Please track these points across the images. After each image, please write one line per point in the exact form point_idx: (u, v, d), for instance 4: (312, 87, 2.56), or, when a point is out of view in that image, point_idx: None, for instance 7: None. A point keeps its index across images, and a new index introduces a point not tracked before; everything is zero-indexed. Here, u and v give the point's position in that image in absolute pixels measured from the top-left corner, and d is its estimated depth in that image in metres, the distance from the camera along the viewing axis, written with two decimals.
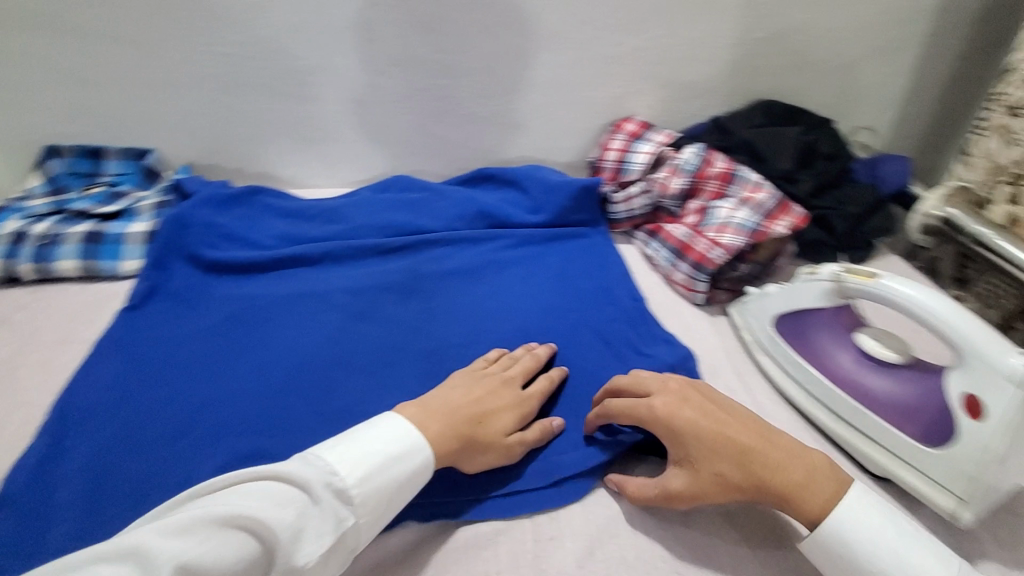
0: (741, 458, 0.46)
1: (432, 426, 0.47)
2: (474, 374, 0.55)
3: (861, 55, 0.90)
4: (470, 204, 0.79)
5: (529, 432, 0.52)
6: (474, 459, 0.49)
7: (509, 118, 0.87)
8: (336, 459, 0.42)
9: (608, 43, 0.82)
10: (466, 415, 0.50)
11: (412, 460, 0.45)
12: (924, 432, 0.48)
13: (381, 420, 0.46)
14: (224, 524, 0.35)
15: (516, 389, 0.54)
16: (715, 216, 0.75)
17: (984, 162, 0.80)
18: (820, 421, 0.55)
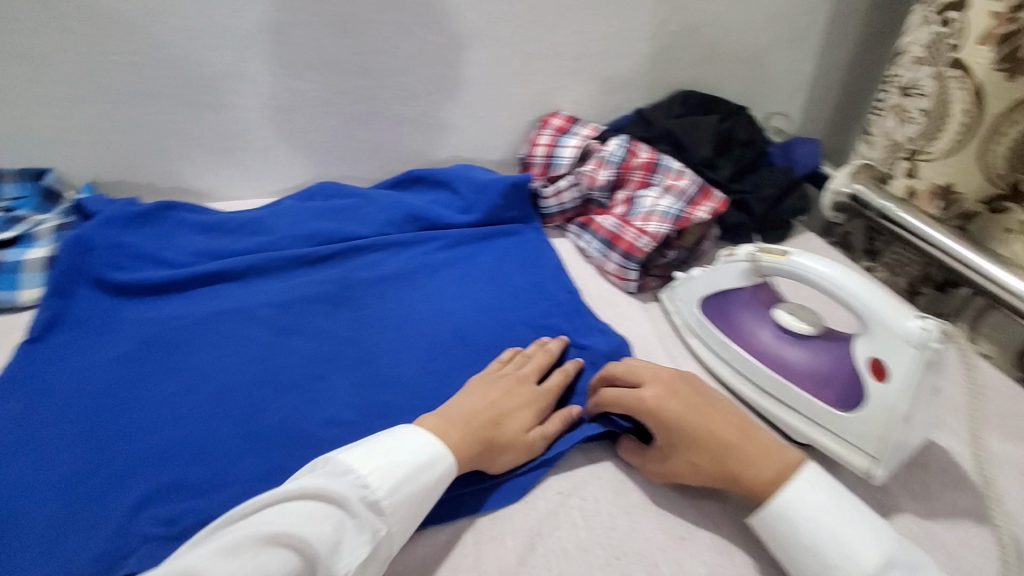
0: (716, 450, 0.48)
1: (451, 433, 0.48)
2: (489, 378, 0.56)
3: (769, 45, 0.95)
4: (400, 208, 0.78)
5: (551, 425, 0.53)
6: (498, 458, 0.50)
7: (436, 119, 0.86)
8: (366, 471, 0.42)
9: (530, 40, 0.83)
10: (484, 418, 0.50)
11: (437, 467, 0.45)
12: (838, 397, 0.51)
13: (404, 431, 0.46)
14: (268, 542, 0.36)
15: (532, 386, 0.55)
16: (641, 205, 0.77)
17: (884, 140, 0.85)
18: (747, 395, 0.57)
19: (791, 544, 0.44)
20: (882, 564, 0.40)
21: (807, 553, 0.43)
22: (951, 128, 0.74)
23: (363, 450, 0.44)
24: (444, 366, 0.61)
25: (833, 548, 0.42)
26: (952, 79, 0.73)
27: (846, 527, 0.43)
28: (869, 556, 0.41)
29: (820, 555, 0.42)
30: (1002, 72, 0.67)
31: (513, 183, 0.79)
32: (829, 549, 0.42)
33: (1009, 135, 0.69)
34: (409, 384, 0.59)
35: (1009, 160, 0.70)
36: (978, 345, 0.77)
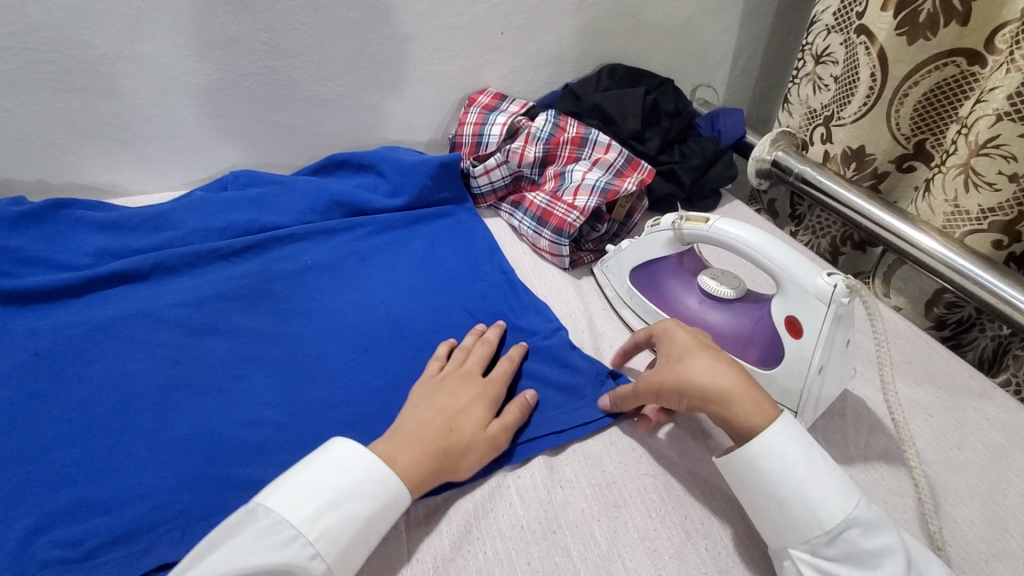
0: (719, 355, 0.50)
1: (401, 457, 0.46)
2: (433, 383, 0.54)
3: (692, 15, 0.95)
4: (322, 194, 0.75)
5: (508, 415, 0.52)
6: (459, 465, 0.48)
7: (357, 99, 0.83)
8: (316, 537, 0.40)
9: (451, 12, 0.80)
10: (434, 429, 0.48)
11: (389, 511, 0.44)
12: (760, 357, 0.53)
13: (355, 470, 0.43)
14: None
15: (479, 381, 0.54)
16: (570, 180, 0.76)
17: (801, 108, 0.88)
18: None
19: (768, 487, 0.44)
20: (845, 521, 0.41)
21: (772, 507, 0.43)
22: (860, 92, 0.77)
23: (305, 505, 0.41)
24: (375, 356, 0.59)
25: (798, 501, 0.42)
26: (859, 44, 0.75)
27: (814, 484, 0.42)
28: (834, 512, 0.41)
29: (784, 507, 0.43)
30: (902, 36, 0.71)
31: (440, 164, 0.77)
32: (797, 506, 0.42)
33: (910, 98, 0.74)
34: (339, 377, 0.57)
35: (913, 122, 0.76)
36: (892, 298, 0.82)
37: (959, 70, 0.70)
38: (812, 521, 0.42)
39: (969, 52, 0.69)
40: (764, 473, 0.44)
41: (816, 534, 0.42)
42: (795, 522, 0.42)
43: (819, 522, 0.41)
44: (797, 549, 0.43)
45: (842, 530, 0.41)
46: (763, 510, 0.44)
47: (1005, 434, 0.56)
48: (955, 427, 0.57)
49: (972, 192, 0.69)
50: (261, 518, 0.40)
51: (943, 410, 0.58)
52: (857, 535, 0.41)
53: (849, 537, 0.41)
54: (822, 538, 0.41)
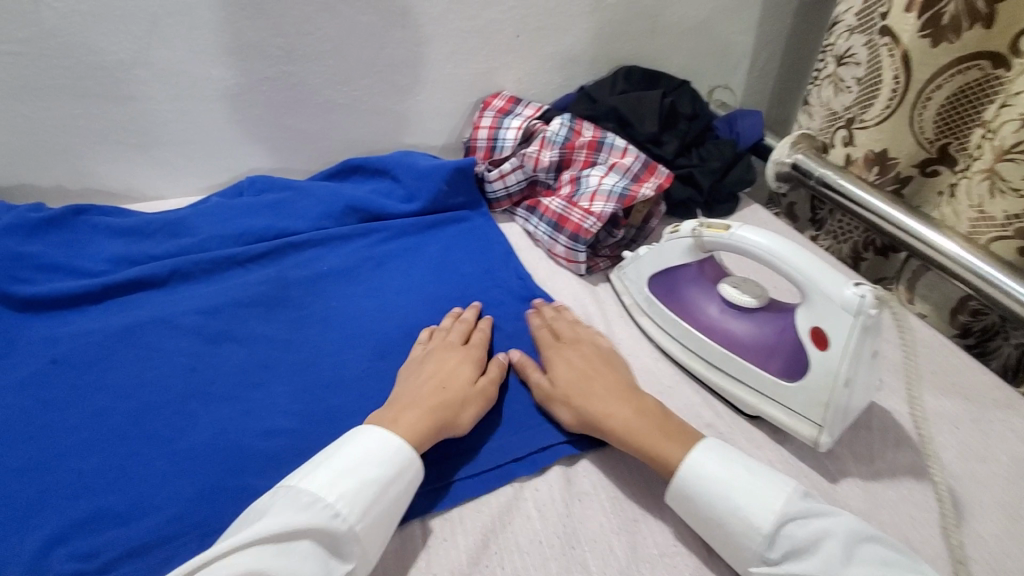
0: (588, 391, 0.52)
1: (403, 417, 0.48)
2: (418, 357, 0.57)
3: (710, 16, 0.94)
4: (336, 199, 0.75)
5: (493, 372, 0.55)
6: (460, 416, 0.50)
7: (372, 104, 0.83)
8: (335, 498, 0.41)
9: (466, 16, 0.79)
10: (429, 389, 0.51)
11: (404, 475, 0.44)
12: (784, 368, 0.51)
13: (365, 437, 0.45)
14: None
15: (462, 348, 0.57)
16: (586, 185, 0.76)
17: (822, 110, 0.87)
18: (698, 371, 0.57)
19: (703, 498, 0.45)
20: (777, 518, 0.42)
21: (710, 521, 0.45)
22: (883, 94, 0.75)
23: (324, 475, 0.42)
24: (391, 364, 0.59)
25: (731, 511, 0.43)
26: (882, 46, 0.73)
27: (738, 488, 0.44)
28: (764, 514, 0.42)
29: (724, 523, 0.44)
30: (926, 38, 0.69)
31: (455, 169, 0.77)
32: (729, 515, 0.43)
33: (933, 102, 0.72)
34: (355, 385, 0.56)
35: (937, 127, 0.74)
36: (916, 305, 0.80)
37: (982, 74, 0.69)
38: (750, 530, 0.43)
39: (991, 55, 0.67)
40: (700, 497, 0.45)
41: (757, 541, 0.42)
42: (736, 533, 0.43)
43: (754, 527, 0.42)
44: (754, 567, 0.43)
45: (781, 530, 0.42)
46: (713, 523, 0.44)
47: None
48: (985, 440, 0.55)
49: (997, 198, 0.67)
50: (284, 491, 0.41)
51: (970, 422, 0.56)
52: (795, 530, 0.42)
53: (788, 533, 0.42)
54: (764, 544, 0.42)
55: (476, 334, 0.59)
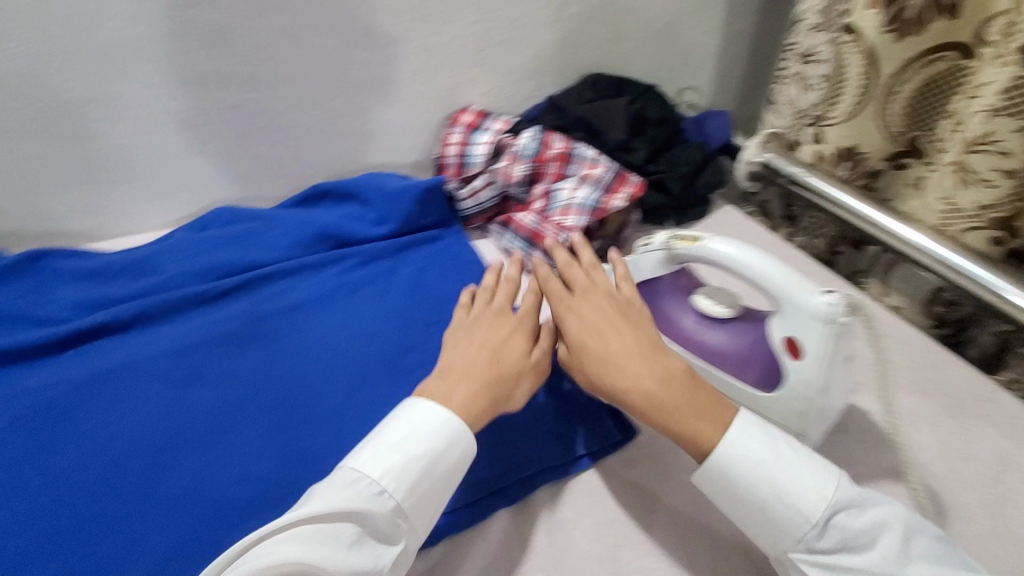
0: (606, 356, 0.51)
1: (456, 396, 0.49)
2: (467, 325, 0.57)
3: (673, 20, 0.94)
4: (307, 226, 0.74)
5: (545, 340, 0.55)
6: (513, 392, 0.51)
7: (338, 126, 0.82)
8: (381, 476, 0.43)
9: (429, 32, 0.79)
10: (482, 364, 0.52)
11: (451, 451, 0.46)
12: (760, 378, 0.52)
13: (412, 413, 0.47)
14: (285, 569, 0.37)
15: (511, 316, 0.56)
16: (558, 199, 0.76)
17: (789, 108, 0.85)
18: None
19: (751, 484, 0.44)
20: (830, 506, 0.43)
21: (756, 510, 0.44)
22: (850, 91, 0.75)
23: (372, 454, 0.44)
24: (371, 394, 0.58)
25: (782, 501, 0.43)
26: (846, 44, 0.73)
27: (791, 476, 0.44)
28: (817, 502, 0.43)
29: (768, 511, 0.44)
30: (891, 33, 0.68)
31: (425, 189, 0.77)
32: (779, 502, 0.43)
33: (900, 95, 0.71)
34: (334, 419, 0.55)
35: (906, 120, 0.73)
36: (890, 297, 0.81)
37: (949, 64, 0.67)
38: (802, 517, 0.43)
39: (960, 46, 0.66)
40: (740, 484, 0.45)
41: (807, 529, 0.42)
42: (782, 519, 0.43)
43: (806, 515, 0.43)
44: (795, 553, 0.43)
45: (831, 518, 0.43)
46: (758, 514, 0.44)
47: (1012, 441, 0.55)
48: (962, 435, 0.55)
49: (968, 189, 0.66)
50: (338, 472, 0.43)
51: (947, 417, 0.57)
52: (844, 519, 0.43)
53: (838, 522, 0.42)
54: (813, 532, 0.42)
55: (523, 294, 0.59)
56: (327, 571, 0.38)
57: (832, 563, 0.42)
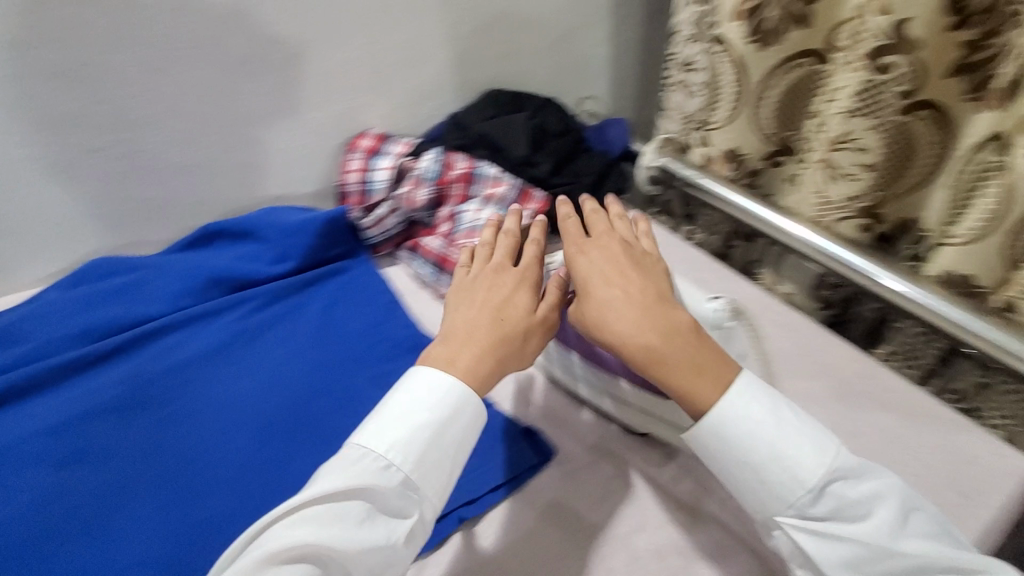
0: (610, 303, 0.50)
1: (461, 361, 0.50)
2: (468, 283, 0.57)
3: (563, 34, 0.97)
4: (197, 272, 0.71)
5: (549, 294, 0.56)
6: (520, 349, 0.53)
7: (226, 161, 0.77)
8: (385, 450, 0.45)
9: (316, 58, 0.76)
10: (486, 324, 0.52)
11: (458, 417, 0.47)
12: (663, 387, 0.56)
13: (418, 384, 0.48)
14: (294, 550, 0.39)
15: (513, 271, 0.57)
16: (463, 221, 0.77)
17: (677, 114, 0.89)
18: (593, 398, 0.62)
19: (748, 446, 0.45)
20: (826, 475, 0.43)
21: (751, 475, 0.45)
22: (726, 98, 0.79)
23: (378, 430, 0.46)
24: (273, 453, 0.57)
25: (780, 466, 0.44)
26: (719, 54, 0.77)
27: (792, 443, 0.45)
28: (815, 470, 0.43)
29: (765, 476, 0.44)
30: (756, 43, 0.72)
31: (326, 221, 0.75)
32: (776, 466, 0.44)
33: (767, 100, 0.77)
34: (233, 484, 0.54)
35: (775, 122, 0.79)
36: (782, 285, 0.87)
37: (806, 70, 0.74)
38: (797, 483, 0.43)
39: (812, 53, 0.72)
40: (740, 447, 0.45)
41: (802, 494, 0.43)
42: (777, 483, 0.44)
43: (802, 481, 0.43)
44: (785, 517, 0.44)
45: (827, 486, 0.43)
46: (749, 479, 0.45)
47: (896, 416, 0.59)
48: (849, 414, 0.60)
49: (836, 183, 0.69)
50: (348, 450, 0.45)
51: (835, 398, 0.61)
52: (841, 488, 0.43)
53: (835, 489, 0.43)
54: (807, 497, 0.43)
55: (525, 249, 0.60)
56: (337, 548, 0.40)
57: (821, 529, 0.43)
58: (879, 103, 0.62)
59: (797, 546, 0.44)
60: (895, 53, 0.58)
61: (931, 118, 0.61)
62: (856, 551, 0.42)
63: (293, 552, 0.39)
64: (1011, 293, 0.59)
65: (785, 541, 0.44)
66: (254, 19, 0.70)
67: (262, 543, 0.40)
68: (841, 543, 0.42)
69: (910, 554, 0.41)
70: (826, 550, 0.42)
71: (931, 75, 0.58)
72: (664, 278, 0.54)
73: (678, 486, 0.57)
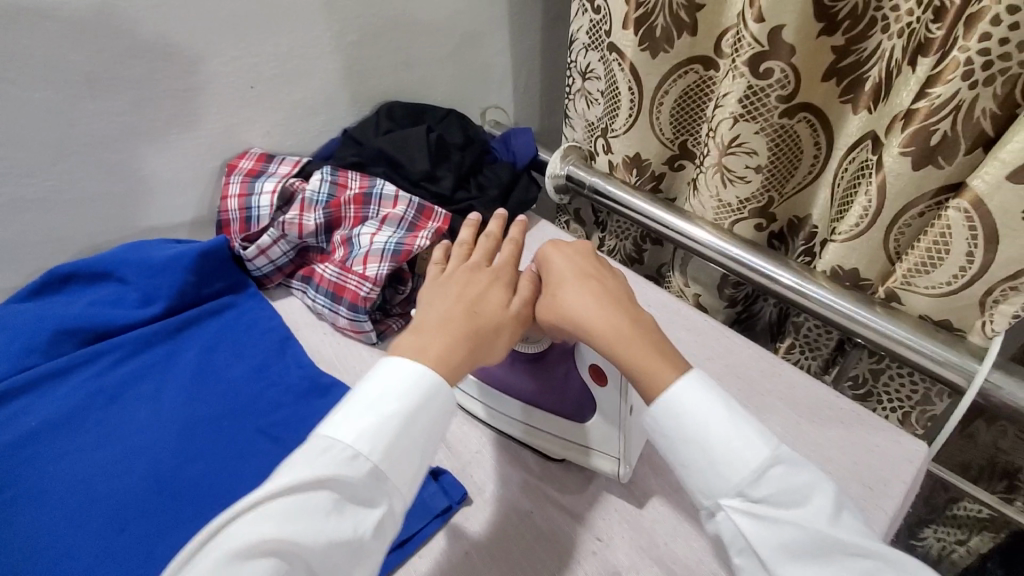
0: (581, 294, 0.52)
1: (432, 352, 0.48)
2: (442, 279, 0.56)
3: (461, 43, 0.93)
4: (43, 325, 0.62)
5: (524, 291, 0.56)
6: (491, 342, 0.51)
7: (81, 193, 0.68)
8: (354, 438, 0.42)
9: (178, 73, 0.68)
10: (459, 315, 0.51)
11: (431, 402, 0.45)
12: (577, 409, 0.56)
13: (390, 368, 0.46)
14: (251, 552, 0.35)
15: (489, 268, 0.57)
16: (358, 245, 0.71)
17: (581, 121, 0.90)
18: (508, 429, 0.60)
19: (693, 423, 0.43)
20: (769, 457, 0.41)
21: (695, 454, 0.43)
22: (623, 106, 0.78)
23: (348, 418, 0.43)
24: (134, 535, 0.50)
25: (723, 444, 0.42)
26: (613, 62, 0.76)
27: (733, 424, 0.43)
28: (757, 451, 0.41)
29: (710, 453, 0.42)
30: (646, 51, 0.72)
31: (198, 255, 0.67)
32: (719, 444, 0.42)
33: (665, 104, 0.77)
34: (90, 573, 0.48)
35: (674, 127, 0.80)
36: (690, 288, 0.87)
37: (698, 76, 0.75)
38: (740, 462, 0.41)
39: (702, 59, 0.74)
40: (688, 423, 0.44)
41: (745, 474, 0.41)
42: (721, 462, 0.42)
43: (745, 460, 0.41)
44: (730, 500, 0.41)
45: (769, 469, 0.41)
46: (690, 460, 0.43)
47: (800, 412, 0.61)
48: (758, 414, 0.60)
49: (730, 186, 0.70)
50: (316, 442, 0.42)
51: (746, 401, 0.62)
52: (783, 473, 0.41)
53: (776, 473, 0.41)
54: (750, 479, 0.41)
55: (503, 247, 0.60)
56: (302, 543, 0.37)
57: (762, 512, 0.40)
58: (762, 107, 0.62)
59: (738, 530, 0.41)
60: (769, 59, 0.59)
61: (813, 119, 0.63)
62: (796, 535, 0.39)
63: (256, 549, 0.35)
64: (894, 283, 0.61)
65: (726, 525, 0.41)
66: (88, 31, 0.60)
67: (220, 543, 0.35)
68: (781, 527, 0.39)
69: (847, 542, 0.38)
70: (766, 534, 0.39)
71: (809, 79, 0.60)
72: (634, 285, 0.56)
73: (595, 512, 0.55)
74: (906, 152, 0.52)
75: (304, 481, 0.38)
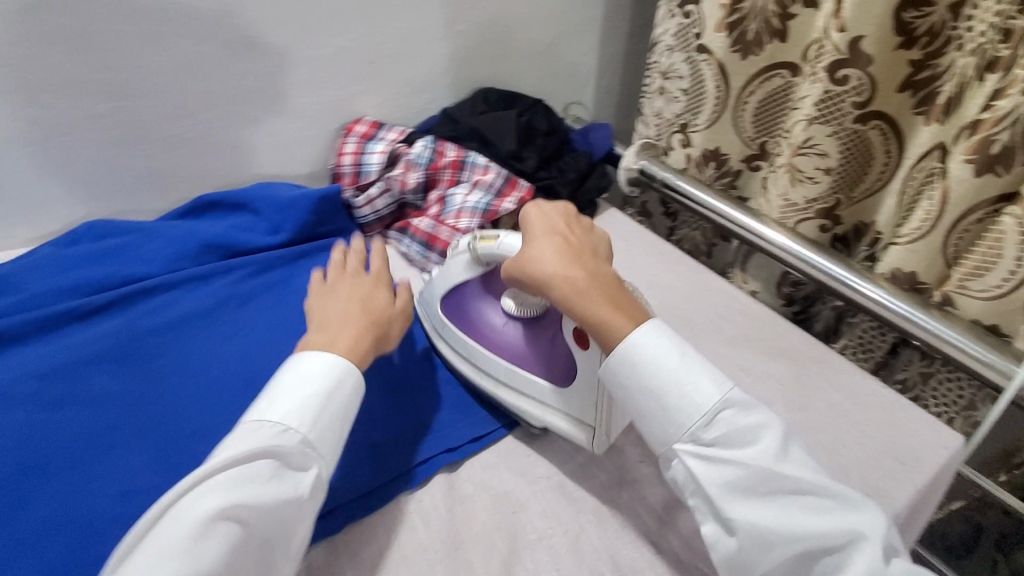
0: (548, 252, 0.57)
1: (342, 342, 0.55)
2: (325, 288, 0.64)
3: (554, 40, 1.02)
4: (191, 239, 0.75)
5: (404, 291, 0.66)
6: (388, 333, 0.61)
7: (225, 137, 0.81)
8: (281, 417, 0.47)
9: (316, 44, 0.80)
10: (359, 315, 0.59)
11: (345, 382, 0.51)
12: (552, 375, 0.61)
13: (299, 364, 0.51)
14: (204, 521, 0.39)
15: (369, 274, 0.66)
16: (452, 203, 0.84)
17: (657, 119, 0.95)
18: (490, 389, 0.64)
19: (647, 376, 0.49)
20: (719, 402, 0.47)
21: (650, 402, 0.49)
22: (708, 102, 0.85)
23: (272, 405, 0.48)
24: None
25: (676, 392, 0.48)
26: (701, 62, 0.83)
27: (687, 375, 0.49)
28: (709, 396, 0.48)
29: (663, 401, 0.49)
30: (736, 53, 0.79)
31: (319, 199, 0.79)
32: (670, 393, 0.48)
33: (749, 105, 0.83)
34: (218, 431, 0.59)
35: (755, 126, 0.84)
36: (749, 284, 0.92)
37: (783, 81, 0.80)
38: (691, 409, 0.48)
39: (790, 65, 0.78)
40: (642, 373, 0.50)
41: (696, 419, 0.47)
42: (673, 409, 0.48)
43: (696, 405, 0.47)
44: (684, 444, 0.48)
45: (720, 413, 0.47)
46: (646, 411, 0.50)
47: (843, 396, 0.65)
48: (801, 391, 0.65)
49: (798, 186, 0.75)
50: (243, 429, 0.46)
51: (791, 379, 0.67)
52: (733, 415, 0.47)
53: (725, 416, 0.47)
54: (701, 422, 0.47)
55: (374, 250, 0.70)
56: (250, 506, 0.41)
57: (710, 453, 0.46)
58: (837, 112, 0.67)
59: (689, 471, 0.48)
60: (849, 67, 0.64)
61: (887, 128, 0.68)
62: (741, 472, 0.45)
63: (210, 517, 0.39)
64: (950, 287, 0.65)
65: (681, 468, 0.48)
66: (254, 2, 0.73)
67: (176, 520, 0.39)
68: (727, 465, 0.46)
69: (790, 474, 0.44)
70: (713, 473, 0.46)
71: (885, 88, 0.65)
72: (604, 243, 0.61)
73: (638, 451, 0.62)
74: (971, 159, 0.57)
75: (244, 457, 0.43)
